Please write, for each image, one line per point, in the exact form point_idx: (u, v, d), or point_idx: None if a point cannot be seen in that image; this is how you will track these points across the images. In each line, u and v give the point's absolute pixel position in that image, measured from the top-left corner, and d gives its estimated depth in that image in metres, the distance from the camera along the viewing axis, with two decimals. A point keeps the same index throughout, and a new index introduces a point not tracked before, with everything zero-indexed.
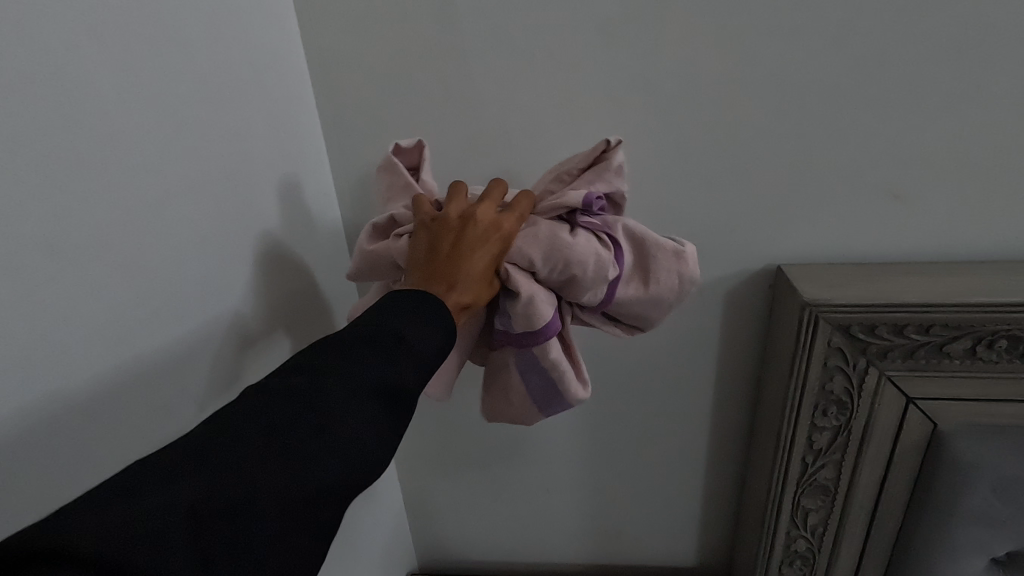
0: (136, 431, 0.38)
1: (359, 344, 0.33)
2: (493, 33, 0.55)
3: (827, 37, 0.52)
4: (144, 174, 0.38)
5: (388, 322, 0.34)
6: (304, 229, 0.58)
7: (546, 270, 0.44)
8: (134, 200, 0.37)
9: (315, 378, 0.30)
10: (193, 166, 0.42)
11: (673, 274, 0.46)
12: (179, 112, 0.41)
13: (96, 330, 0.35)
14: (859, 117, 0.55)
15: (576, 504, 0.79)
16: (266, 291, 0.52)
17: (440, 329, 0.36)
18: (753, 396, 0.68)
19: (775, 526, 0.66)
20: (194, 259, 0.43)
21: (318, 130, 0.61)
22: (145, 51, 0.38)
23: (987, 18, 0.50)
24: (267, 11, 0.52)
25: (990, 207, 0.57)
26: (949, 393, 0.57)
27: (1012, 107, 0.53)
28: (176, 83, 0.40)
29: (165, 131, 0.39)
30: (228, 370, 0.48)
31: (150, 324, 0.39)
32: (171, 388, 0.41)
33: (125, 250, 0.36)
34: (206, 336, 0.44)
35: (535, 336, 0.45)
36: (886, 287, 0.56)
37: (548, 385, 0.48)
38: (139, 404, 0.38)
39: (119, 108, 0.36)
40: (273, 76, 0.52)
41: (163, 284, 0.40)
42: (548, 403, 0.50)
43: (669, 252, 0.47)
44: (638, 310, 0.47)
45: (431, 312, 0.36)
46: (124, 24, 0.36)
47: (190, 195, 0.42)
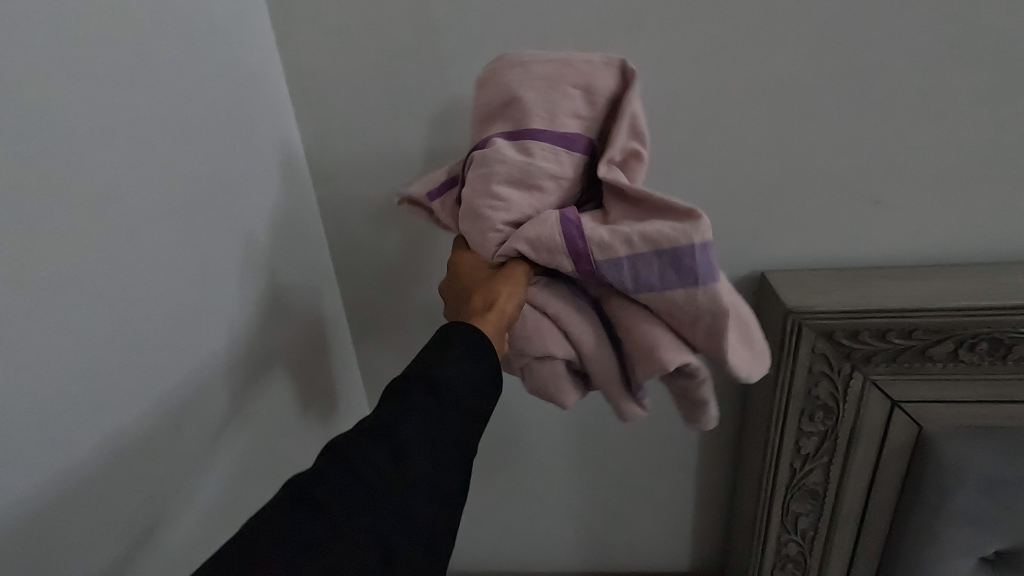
0: (122, 462, 0.39)
1: (393, 405, 0.33)
2: (472, 49, 0.56)
3: (804, 44, 0.53)
4: (119, 202, 0.38)
5: (436, 372, 0.35)
6: (286, 249, 0.59)
7: (496, 206, 0.42)
8: (110, 228, 0.37)
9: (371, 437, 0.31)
10: (169, 190, 0.42)
11: (501, 79, 0.46)
12: (157, 141, 0.41)
13: (83, 364, 0.35)
14: (837, 122, 0.55)
15: (569, 512, 0.80)
16: (250, 313, 0.52)
17: (468, 364, 0.36)
18: (741, 402, 0.69)
19: (766, 531, 0.66)
20: (177, 285, 0.43)
21: (299, 149, 0.61)
22: (124, 83, 0.38)
23: (960, 23, 0.51)
24: (244, 32, 0.52)
25: (969, 209, 0.57)
26: (933, 396, 0.57)
27: (987, 110, 0.53)
28: (154, 112, 0.41)
29: (145, 159, 0.40)
30: (215, 393, 0.48)
31: (131, 351, 0.39)
32: (155, 417, 0.41)
33: (107, 281, 0.37)
34: (191, 361, 0.45)
35: (585, 246, 0.40)
36: (868, 292, 0.56)
37: (664, 253, 0.39)
38: (125, 436, 0.39)
39: (94, 137, 0.36)
40: (251, 99, 0.53)
41: (146, 312, 0.40)
42: (694, 264, 0.38)
43: (481, 94, 0.47)
44: (543, 94, 0.44)
45: (477, 354, 0.37)
46: (103, 58, 0.37)
47: (171, 222, 0.42)
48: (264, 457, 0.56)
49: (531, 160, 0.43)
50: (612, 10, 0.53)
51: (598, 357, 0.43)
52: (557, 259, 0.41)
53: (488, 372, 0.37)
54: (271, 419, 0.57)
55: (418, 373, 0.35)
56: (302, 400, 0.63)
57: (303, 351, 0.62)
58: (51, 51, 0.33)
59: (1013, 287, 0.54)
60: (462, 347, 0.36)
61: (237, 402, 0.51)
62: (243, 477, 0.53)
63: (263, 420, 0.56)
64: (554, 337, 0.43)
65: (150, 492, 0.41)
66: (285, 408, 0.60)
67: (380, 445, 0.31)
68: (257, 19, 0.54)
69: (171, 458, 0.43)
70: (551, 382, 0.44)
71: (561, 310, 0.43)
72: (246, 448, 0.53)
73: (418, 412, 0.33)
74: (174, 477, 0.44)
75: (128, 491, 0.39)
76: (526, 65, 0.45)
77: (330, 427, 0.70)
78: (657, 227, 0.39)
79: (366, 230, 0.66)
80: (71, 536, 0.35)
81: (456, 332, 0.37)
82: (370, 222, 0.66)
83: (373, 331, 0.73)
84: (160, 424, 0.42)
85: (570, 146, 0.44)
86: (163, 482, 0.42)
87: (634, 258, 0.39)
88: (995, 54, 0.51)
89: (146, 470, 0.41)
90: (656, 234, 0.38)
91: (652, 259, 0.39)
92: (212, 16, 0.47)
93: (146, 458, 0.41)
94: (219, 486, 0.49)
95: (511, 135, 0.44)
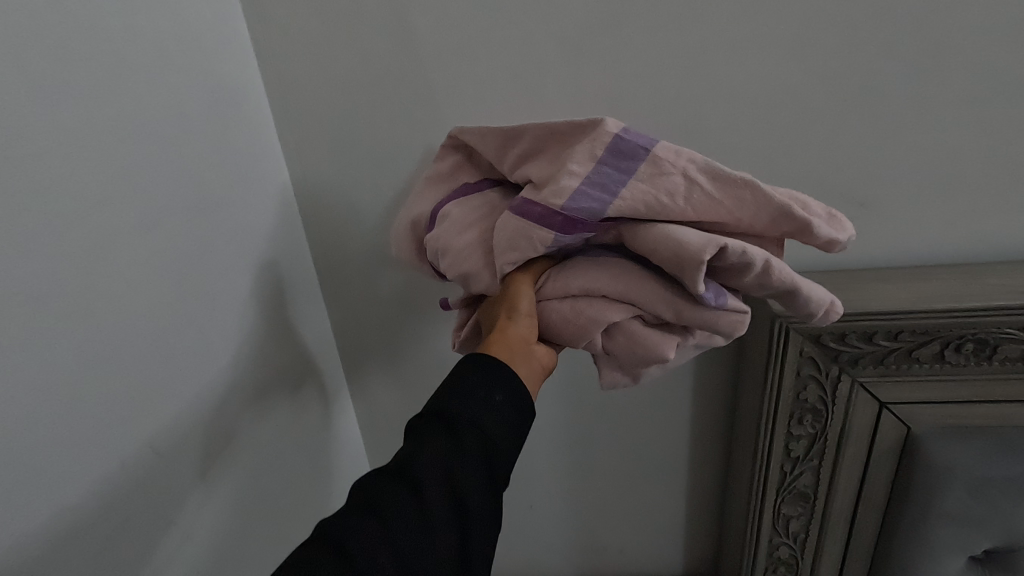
0: (94, 479, 0.38)
1: (414, 443, 0.36)
2: (452, 56, 0.55)
3: (787, 47, 0.53)
4: (89, 220, 0.37)
5: (447, 408, 0.37)
6: (267, 262, 0.59)
7: (458, 257, 0.43)
8: (79, 245, 0.37)
9: (392, 479, 0.35)
10: (143, 205, 0.42)
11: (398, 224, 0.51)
12: (125, 157, 0.40)
13: (48, 384, 0.35)
14: (821, 124, 0.55)
15: (562, 518, 0.79)
16: (228, 327, 0.52)
17: (478, 395, 0.38)
18: (730, 407, 0.69)
19: (758, 534, 0.66)
20: (149, 299, 0.43)
21: (278, 158, 0.61)
22: (86, 98, 0.38)
23: (937, 23, 0.51)
24: (219, 43, 0.52)
25: (951, 209, 0.57)
26: (920, 397, 0.57)
27: (965, 109, 0.53)
28: (121, 125, 0.40)
29: (112, 174, 0.39)
30: (190, 407, 0.47)
31: (103, 368, 0.39)
32: (129, 433, 0.41)
33: (74, 300, 0.36)
34: (164, 375, 0.44)
35: (545, 207, 0.39)
36: (855, 294, 0.56)
37: (605, 158, 0.39)
38: (96, 454, 0.38)
39: (59, 153, 0.36)
40: (228, 110, 0.53)
41: (115, 329, 0.40)
42: (631, 146, 0.39)
43: (398, 247, 0.52)
44: (423, 202, 0.50)
45: (486, 382, 0.39)
46: (63, 73, 0.36)
47: (142, 236, 0.42)
48: (246, 471, 0.56)
49: (451, 216, 0.45)
50: (592, 15, 0.53)
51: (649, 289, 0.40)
52: (534, 238, 0.39)
53: (503, 400, 0.39)
54: (254, 433, 0.57)
55: (433, 411, 0.38)
56: (288, 411, 0.63)
57: (283, 361, 0.62)
58: (12, 67, 0.33)
59: (998, 288, 0.54)
60: (473, 378, 0.39)
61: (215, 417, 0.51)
62: (223, 492, 0.52)
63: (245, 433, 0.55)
64: (600, 309, 0.41)
65: (127, 509, 0.41)
66: (267, 420, 0.60)
67: (400, 484, 0.35)
68: (232, 28, 0.54)
69: (144, 473, 0.43)
70: (637, 342, 0.40)
71: (584, 282, 0.41)
72: (228, 465, 0.53)
73: (433, 448, 0.36)
74: (148, 494, 0.43)
75: (97, 508, 0.39)
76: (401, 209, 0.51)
77: (318, 437, 0.70)
78: (579, 148, 0.40)
79: (349, 237, 0.66)
80: (43, 555, 0.35)
81: (467, 364, 0.40)
82: (352, 229, 0.65)
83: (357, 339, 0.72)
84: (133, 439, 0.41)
85: (471, 194, 0.48)
86: (136, 498, 0.42)
87: (594, 183, 0.39)
88: (972, 54, 0.51)
89: (117, 487, 0.40)
90: (582, 153, 0.39)
91: (602, 172, 0.39)
92: (182, 26, 0.47)
93: (117, 475, 0.40)
94: (201, 502, 0.49)
95: (432, 227, 0.48)
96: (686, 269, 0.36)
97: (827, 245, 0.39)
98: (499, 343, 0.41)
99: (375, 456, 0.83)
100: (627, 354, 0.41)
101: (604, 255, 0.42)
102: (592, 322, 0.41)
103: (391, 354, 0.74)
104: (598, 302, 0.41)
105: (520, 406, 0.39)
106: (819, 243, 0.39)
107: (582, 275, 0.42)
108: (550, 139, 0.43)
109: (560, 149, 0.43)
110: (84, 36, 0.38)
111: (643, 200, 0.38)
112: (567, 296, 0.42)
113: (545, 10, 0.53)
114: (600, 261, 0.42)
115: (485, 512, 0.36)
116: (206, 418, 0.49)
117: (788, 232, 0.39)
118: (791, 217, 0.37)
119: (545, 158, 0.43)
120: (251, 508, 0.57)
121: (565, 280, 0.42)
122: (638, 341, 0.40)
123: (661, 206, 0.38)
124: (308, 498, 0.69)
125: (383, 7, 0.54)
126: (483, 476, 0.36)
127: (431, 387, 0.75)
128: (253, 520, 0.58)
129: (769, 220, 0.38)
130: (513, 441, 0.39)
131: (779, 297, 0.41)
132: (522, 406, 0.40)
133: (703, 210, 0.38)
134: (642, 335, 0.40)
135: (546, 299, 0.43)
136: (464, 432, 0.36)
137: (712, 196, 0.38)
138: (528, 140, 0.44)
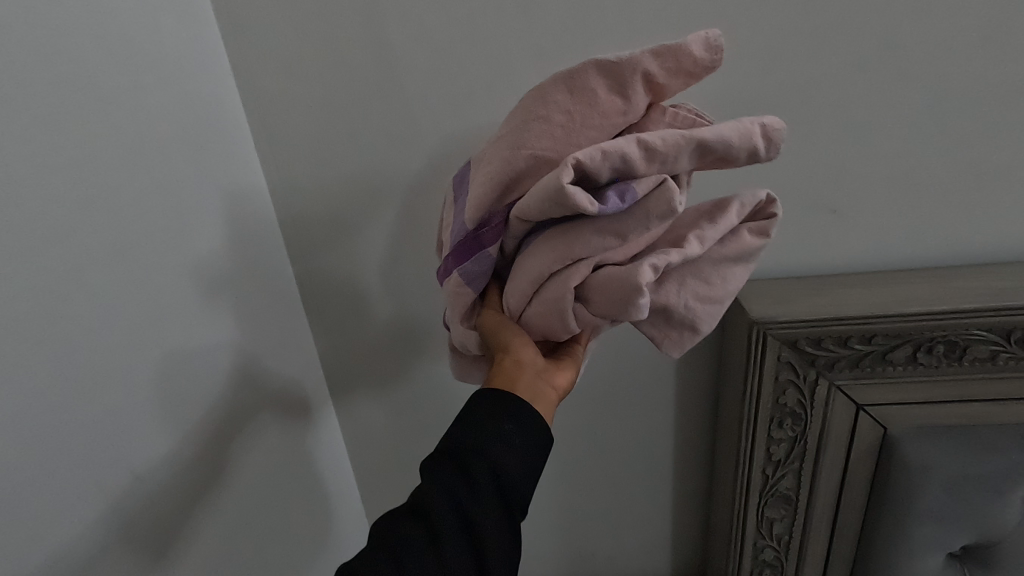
0: (67, 504, 0.39)
1: (431, 471, 0.40)
2: (428, 71, 0.56)
3: (757, 59, 0.54)
4: (57, 245, 0.38)
5: (458, 447, 0.40)
6: (250, 283, 0.59)
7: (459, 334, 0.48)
8: (50, 273, 0.37)
9: (411, 519, 0.40)
10: (117, 227, 0.43)
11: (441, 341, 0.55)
12: (98, 179, 0.41)
13: (18, 408, 0.36)
14: (792, 134, 0.57)
15: (550, 527, 0.80)
16: (207, 343, 0.53)
17: (483, 427, 0.40)
18: (712, 412, 0.70)
19: (742, 537, 0.67)
20: (125, 321, 0.43)
21: (258, 174, 0.61)
22: (57, 121, 0.38)
23: (899, 31, 0.52)
24: (199, 65, 0.53)
25: (923, 214, 0.59)
26: (895, 398, 0.59)
27: (930, 116, 0.55)
28: (95, 146, 0.41)
29: (83, 195, 0.40)
30: (167, 425, 0.48)
31: (72, 393, 0.39)
32: (102, 456, 0.42)
33: (48, 327, 0.37)
34: (141, 394, 0.45)
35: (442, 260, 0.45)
36: (829, 299, 0.57)
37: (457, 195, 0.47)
38: (69, 477, 0.39)
39: (30, 177, 0.36)
40: (206, 130, 0.53)
41: (89, 351, 0.40)
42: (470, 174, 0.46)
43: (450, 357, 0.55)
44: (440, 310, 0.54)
45: (493, 417, 0.41)
46: (33, 96, 0.37)
47: (116, 258, 0.42)
48: (227, 489, 0.56)
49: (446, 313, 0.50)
50: (565, 29, 0.54)
51: (585, 238, 0.37)
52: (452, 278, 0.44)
53: (510, 429, 0.40)
54: (239, 455, 0.58)
55: (447, 448, 0.41)
56: (271, 428, 0.63)
57: (265, 378, 0.62)
58: None
59: (966, 290, 0.55)
60: (478, 412, 0.41)
61: (192, 435, 0.51)
62: (204, 508, 0.53)
63: (225, 449, 0.56)
64: (558, 286, 0.39)
65: (102, 530, 0.42)
66: (249, 436, 0.60)
67: (417, 524, 0.39)
68: (210, 48, 0.54)
69: (119, 491, 0.43)
70: (613, 283, 0.37)
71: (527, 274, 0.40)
72: (211, 486, 0.54)
73: (444, 479, 0.39)
74: (123, 511, 0.44)
75: (72, 528, 0.40)
76: None
77: (306, 453, 0.71)
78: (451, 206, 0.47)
79: (331, 254, 0.66)
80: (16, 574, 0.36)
81: (473, 401, 0.42)
82: (333, 245, 0.65)
83: (343, 354, 0.72)
84: (110, 458, 0.42)
85: None
86: (110, 516, 0.43)
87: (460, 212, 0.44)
88: (935, 61, 0.53)
89: (92, 507, 0.41)
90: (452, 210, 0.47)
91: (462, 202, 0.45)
92: (158, 49, 0.48)
93: (91, 494, 0.41)
94: (182, 524, 0.50)
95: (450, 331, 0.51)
96: (565, 203, 0.33)
97: (668, 55, 0.34)
98: (501, 374, 0.43)
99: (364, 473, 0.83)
100: (613, 304, 0.37)
101: (535, 234, 0.41)
102: (562, 298, 0.39)
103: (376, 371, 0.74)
104: (555, 279, 0.39)
105: (529, 432, 0.41)
106: (655, 62, 0.34)
107: (524, 264, 0.40)
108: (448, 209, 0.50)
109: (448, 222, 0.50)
110: (56, 62, 0.38)
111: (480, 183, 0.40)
112: (530, 294, 0.41)
113: (521, 27, 0.54)
114: (532, 242, 0.41)
115: (499, 530, 0.39)
116: (183, 436, 0.50)
117: (617, 86, 0.36)
118: (581, 75, 0.36)
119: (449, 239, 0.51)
120: (237, 528, 0.58)
121: (516, 276, 0.41)
122: (609, 286, 0.37)
123: (498, 169, 0.38)
124: (298, 516, 0.69)
125: (360, 27, 0.55)
126: (493, 500, 0.39)
127: (416, 403, 0.76)
128: (239, 541, 0.58)
129: (573, 97, 0.36)
130: (527, 471, 0.41)
131: (715, 150, 0.33)
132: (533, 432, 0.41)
133: (530, 143, 0.37)
134: (610, 276, 0.37)
135: (519, 307, 0.43)
136: (475, 469, 0.39)
137: (520, 130, 0.38)
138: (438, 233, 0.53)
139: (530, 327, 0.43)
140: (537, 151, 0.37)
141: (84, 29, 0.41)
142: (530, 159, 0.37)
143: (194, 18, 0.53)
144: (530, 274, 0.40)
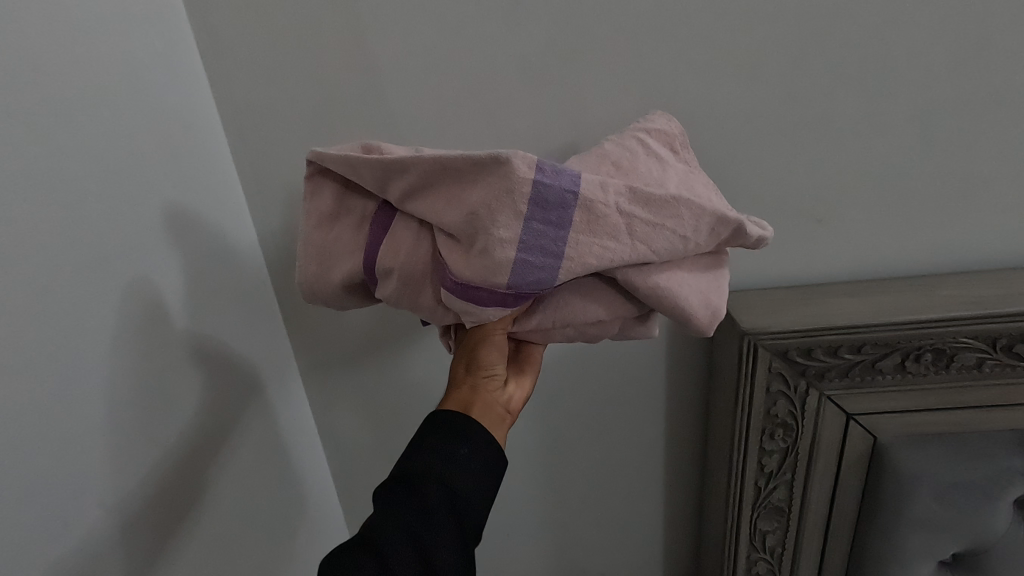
0: (35, 537, 0.37)
1: (388, 490, 0.42)
2: (408, 78, 0.55)
3: (742, 68, 0.54)
4: (25, 258, 0.37)
5: (415, 465, 0.41)
6: (225, 296, 0.58)
7: (415, 300, 0.43)
8: (9, 286, 0.36)
9: (365, 544, 0.40)
10: (83, 239, 0.41)
11: (324, 274, 0.44)
12: (64, 189, 0.40)
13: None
14: (779, 144, 0.57)
15: (539, 543, 0.78)
16: (181, 359, 0.51)
17: (439, 449, 0.42)
18: (702, 422, 0.69)
19: (735, 550, 0.67)
20: (88, 338, 0.41)
21: (235, 185, 0.59)
22: (25, 131, 0.37)
23: (875, 40, 0.52)
24: (172, 73, 0.51)
25: (905, 223, 0.59)
26: (885, 407, 0.59)
27: (911, 123, 0.55)
28: (61, 155, 0.40)
29: (47, 207, 0.38)
30: (139, 446, 0.46)
31: (41, 413, 0.37)
32: (69, 486, 0.39)
33: (17, 347, 0.36)
34: (107, 416, 0.43)
35: (491, 286, 0.38)
36: (818, 309, 0.57)
37: (530, 210, 0.37)
38: (37, 505, 0.37)
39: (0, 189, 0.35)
40: (179, 140, 0.52)
41: (56, 368, 0.39)
42: (558, 194, 0.37)
43: (319, 288, 0.45)
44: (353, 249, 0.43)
45: (450, 439, 0.42)
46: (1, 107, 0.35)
47: (78, 272, 0.41)
48: (204, 512, 0.54)
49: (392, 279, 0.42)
50: (550, 37, 0.53)
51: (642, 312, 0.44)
52: (488, 309, 0.39)
53: (467, 451, 0.42)
54: (218, 479, 0.56)
55: (404, 472, 0.42)
56: (248, 448, 0.61)
57: (240, 397, 0.60)
58: None
59: (951, 297, 0.56)
60: (436, 434, 0.43)
61: (166, 457, 0.49)
62: (180, 534, 0.50)
63: (202, 472, 0.53)
64: (601, 328, 0.45)
65: (77, 558, 0.40)
66: (227, 456, 0.57)
67: (368, 550, 0.40)
68: (184, 55, 0.53)
69: (92, 516, 0.41)
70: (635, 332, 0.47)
71: (581, 319, 0.43)
72: (188, 511, 0.51)
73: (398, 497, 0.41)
74: (98, 539, 0.42)
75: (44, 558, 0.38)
76: (322, 247, 0.44)
77: (286, 475, 0.68)
78: (502, 206, 0.36)
79: None
80: None
81: (432, 421, 0.44)
82: None
83: (322, 370, 0.70)
84: (78, 483, 0.40)
85: (395, 232, 0.42)
86: (82, 545, 0.41)
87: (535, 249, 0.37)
88: (912, 70, 0.53)
89: (65, 536, 0.39)
90: (498, 217, 0.36)
91: (538, 226, 0.37)
92: (126, 58, 0.46)
93: (60, 519, 0.39)
94: (160, 552, 0.48)
95: (373, 278, 0.43)
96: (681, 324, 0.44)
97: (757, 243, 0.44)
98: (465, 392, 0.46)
99: (345, 493, 0.80)
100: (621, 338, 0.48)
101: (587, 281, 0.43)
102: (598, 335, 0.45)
103: (359, 387, 0.71)
104: (598, 323, 0.44)
105: (485, 453, 0.43)
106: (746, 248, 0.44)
107: (581, 310, 0.43)
108: (443, 170, 0.38)
109: (458, 188, 0.38)
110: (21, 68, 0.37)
111: (600, 256, 0.38)
112: (569, 324, 0.44)
113: (507, 35, 0.53)
114: (586, 286, 0.43)
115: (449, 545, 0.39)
116: (157, 457, 0.48)
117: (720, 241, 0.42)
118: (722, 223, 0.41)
119: (446, 193, 0.39)
120: (217, 551, 0.56)
121: (567, 310, 0.43)
122: (633, 333, 0.47)
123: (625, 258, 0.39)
124: (276, 540, 0.66)
125: (341, 36, 0.53)
126: (445, 516, 0.40)
127: (398, 421, 0.73)
128: (218, 569, 0.56)
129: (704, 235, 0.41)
130: (481, 491, 0.42)
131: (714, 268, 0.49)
132: (488, 454, 0.43)
133: (654, 243, 0.39)
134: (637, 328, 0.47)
135: (544, 326, 0.44)
136: (430, 495, 0.40)
137: (647, 226, 0.39)
138: (414, 176, 0.38)
139: (531, 336, 0.46)
140: (660, 256, 0.40)
141: (49, 38, 0.39)
142: (650, 255, 0.39)
143: (165, 24, 0.51)
144: (583, 319, 0.43)
